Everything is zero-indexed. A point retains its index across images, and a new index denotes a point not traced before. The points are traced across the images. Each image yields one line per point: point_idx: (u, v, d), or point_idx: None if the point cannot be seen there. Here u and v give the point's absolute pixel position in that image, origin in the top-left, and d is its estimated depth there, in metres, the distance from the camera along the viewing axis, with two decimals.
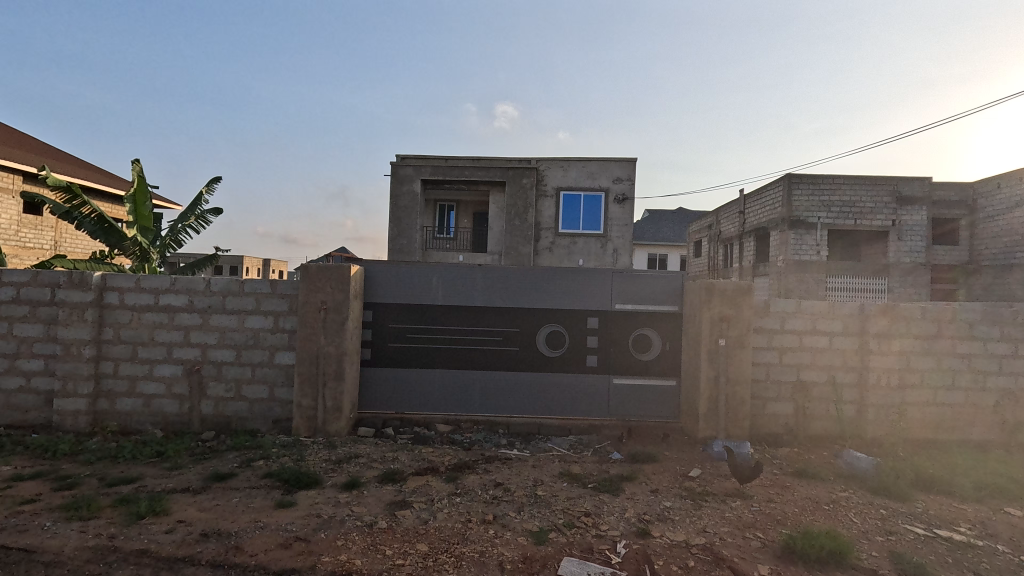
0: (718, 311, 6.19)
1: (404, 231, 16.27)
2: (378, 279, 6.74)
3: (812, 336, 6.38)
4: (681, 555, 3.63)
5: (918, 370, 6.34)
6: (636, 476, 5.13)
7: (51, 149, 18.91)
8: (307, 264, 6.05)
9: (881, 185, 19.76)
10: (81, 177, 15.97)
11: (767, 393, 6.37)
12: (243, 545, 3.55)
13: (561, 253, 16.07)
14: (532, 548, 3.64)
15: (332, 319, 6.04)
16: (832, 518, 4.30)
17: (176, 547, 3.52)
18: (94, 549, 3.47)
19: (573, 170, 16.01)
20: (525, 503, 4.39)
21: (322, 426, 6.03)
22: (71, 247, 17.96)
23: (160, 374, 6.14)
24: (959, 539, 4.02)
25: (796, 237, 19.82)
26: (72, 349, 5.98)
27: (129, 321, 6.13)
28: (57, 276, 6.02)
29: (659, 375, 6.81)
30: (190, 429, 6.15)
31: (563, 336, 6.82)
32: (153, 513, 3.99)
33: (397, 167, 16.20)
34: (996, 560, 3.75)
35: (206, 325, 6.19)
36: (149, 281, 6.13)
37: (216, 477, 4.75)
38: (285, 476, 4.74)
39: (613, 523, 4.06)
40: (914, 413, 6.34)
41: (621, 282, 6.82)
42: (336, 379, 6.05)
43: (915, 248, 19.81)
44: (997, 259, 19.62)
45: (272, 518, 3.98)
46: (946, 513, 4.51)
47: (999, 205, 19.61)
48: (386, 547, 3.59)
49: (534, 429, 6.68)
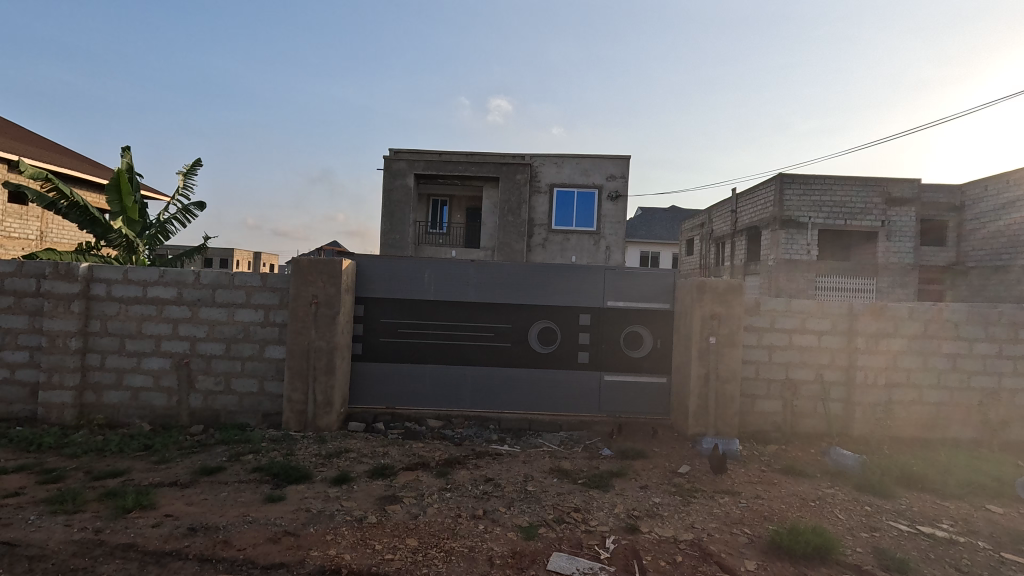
0: (710, 309, 6.22)
1: (397, 225, 16.19)
2: (370, 273, 6.71)
3: (802, 335, 6.45)
4: (669, 550, 3.66)
5: (905, 369, 6.43)
6: (626, 473, 5.16)
7: (36, 139, 18.59)
8: (299, 258, 5.99)
9: (872, 186, 19.97)
10: (67, 167, 15.71)
11: (756, 391, 6.43)
12: (231, 539, 3.53)
13: (554, 250, 16.06)
14: (521, 543, 3.66)
15: (323, 313, 6.00)
16: (818, 515, 4.36)
17: (163, 541, 3.49)
18: (80, 542, 3.44)
19: (567, 167, 16.02)
20: (515, 499, 4.41)
21: (312, 421, 6.00)
22: (58, 238, 17.73)
23: (149, 367, 6.08)
24: (941, 536, 4.09)
25: (788, 236, 20.00)
26: (58, 341, 5.89)
27: (117, 313, 6.06)
28: (42, 267, 5.91)
29: (649, 373, 6.86)
30: (178, 422, 6.10)
31: (555, 333, 6.84)
32: (140, 506, 3.96)
33: (390, 162, 16.12)
34: (978, 557, 3.81)
35: (195, 318, 6.13)
36: (138, 273, 6.04)
37: (205, 472, 4.72)
38: (275, 470, 4.71)
39: (603, 519, 4.09)
40: (899, 412, 6.43)
41: (614, 279, 6.84)
42: (327, 373, 6.01)
43: (903, 249, 20.06)
44: (983, 261, 19.90)
45: (261, 512, 3.96)
46: (930, 511, 4.58)
47: (986, 208, 19.92)
48: (375, 542, 3.58)
49: (525, 425, 6.69)
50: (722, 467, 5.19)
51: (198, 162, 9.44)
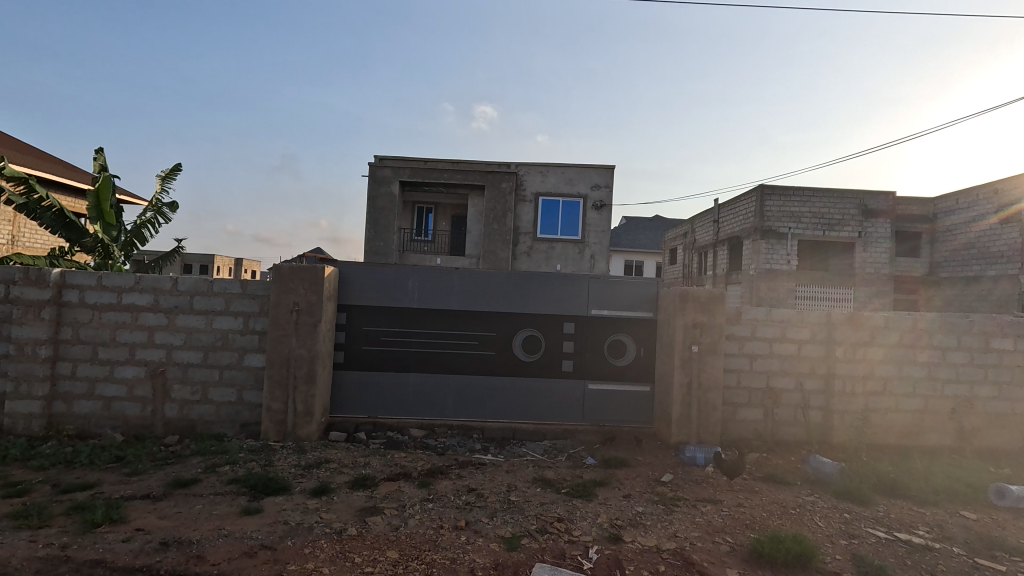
0: (692, 318, 6.28)
1: (381, 232, 16.08)
2: (353, 281, 6.63)
3: (782, 344, 6.54)
4: (652, 560, 3.66)
5: (882, 378, 6.56)
6: (609, 482, 5.16)
7: (10, 140, 18.14)
8: (280, 264, 5.89)
9: (849, 199, 20.45)
10: (40, 169, 15.23)
11: (737, 399, 6.50)
12: (205, 554, 3.42)
13: (539, 258, 16.08)
14: (504, 554, 3.62)
15: (305, 321, 5.91)
16: (798, 522, 4.40)
17: (134, 556, 3.38)
18: (44, 559, 3.31)
19: (552, 176, 16.10)
20: (498, 509, 4.36)
21: (292, 431, 5.88)
22: (29, 243, 17.26)
23: (122, 376, 5.91)
24: (918, 542, 4.15)
25: (768, 246, 20.36)
26: (27, 349, 5.71)
27: (90, 321, 5.89)
28: (12, 273, 5.72)
29: (633, 381, 6.88)
30: (152, 432, 5.94)
31: (539, 341, 6.83)
32: (110, 521, 3.83)
33: (375, 169, 16.07)
34: (952, 562, 3.89)
35: (172, 325, 5.99)
36: (112, 279, 5.89)
37: (179, 484, 4.59)
38: (252, 482, 4.61)
39: (585, 529, 4.07)
40: (876, 419, 6.55)
41: (598, 288, 6.87)
42: (307, 382, 5.91)
43: (879, 259, 20.58)
44: (956, 272, 20.51)
45: (236, 526, 3.86)
46: (906, 517, 4.65)
47: (957, 220, 20.60)
48: (355, 555, 3.51)
49: (508, 434, 6.64)
50: (737, 473, 5.35)
51: (175, 166, 9.27)
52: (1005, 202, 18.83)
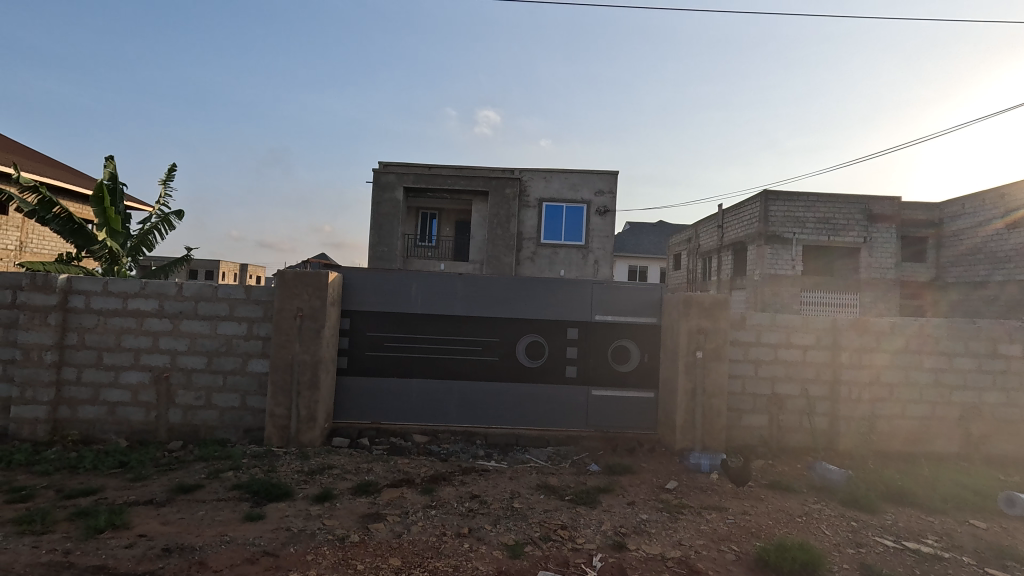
0: (696, 324, 6.26)
1: (385, 238, 16.13)
2: (356, 286, 6.64)
3: (787, 349, 6.50)
4: (656, 568, 3.62)
5: (888, 384, 6.50)
6: (613, 489, 5.12)
7: (19, 146, 18.33)
8: (284, 270, 5.91)
9: (854, 203, 20.39)
10: (49, 176, 15.32)
11: (742, 405, 6.45)
12: (207, 561, 3.41)
13: (542, 263, 16.10)
14: (507, 562, 3.60)
15: (308, 326, 5.91)
16: (804, 530, 4.35)
17: (136, 563, 3.37)
18: (47, 565, 3.30)
19: (555, 181, 16.12)
20: (501, 516, 4.34)
21: (295, 437, 5.87)
22: (37, 248, 17.39)
23: (126, 381, 5.93)
24: (927, 551, 4.10)
25: (773, 252, 20.29)
26: (33, 354, 5.74)
27: (95, 326, 5.92)
28: (19, 278, 5.77)
29: (636, 386, 6.85)
30: (156, 438, 5.94)
31: (542, 347, 6.81)
32: (113, 526, 3.83)
33: (379, 175, 16.12)
34: (961, 572, 3.83)
35: (177, 330, 6.01)
36: (118, 285, 5.92)
37: (183, 489, 4.59)
38: (255, 487, 4.60)
39: (588, 537, 4.03)
40: (883, 426, 6.48)
41: (601, 293, 6.85)
42: (311, 388, 5.91)
43: (884, 264, 20.48)
44: (963, 277, 20.35)
45: (239, 532, 3.85)
46: (915, 526, 4.59)
47: (964, 224, 20.45)
48: (357, 562, 3.49)
49: (512, 440, 6.63)
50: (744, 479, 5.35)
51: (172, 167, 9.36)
52: (1013, 206, 18.64)
